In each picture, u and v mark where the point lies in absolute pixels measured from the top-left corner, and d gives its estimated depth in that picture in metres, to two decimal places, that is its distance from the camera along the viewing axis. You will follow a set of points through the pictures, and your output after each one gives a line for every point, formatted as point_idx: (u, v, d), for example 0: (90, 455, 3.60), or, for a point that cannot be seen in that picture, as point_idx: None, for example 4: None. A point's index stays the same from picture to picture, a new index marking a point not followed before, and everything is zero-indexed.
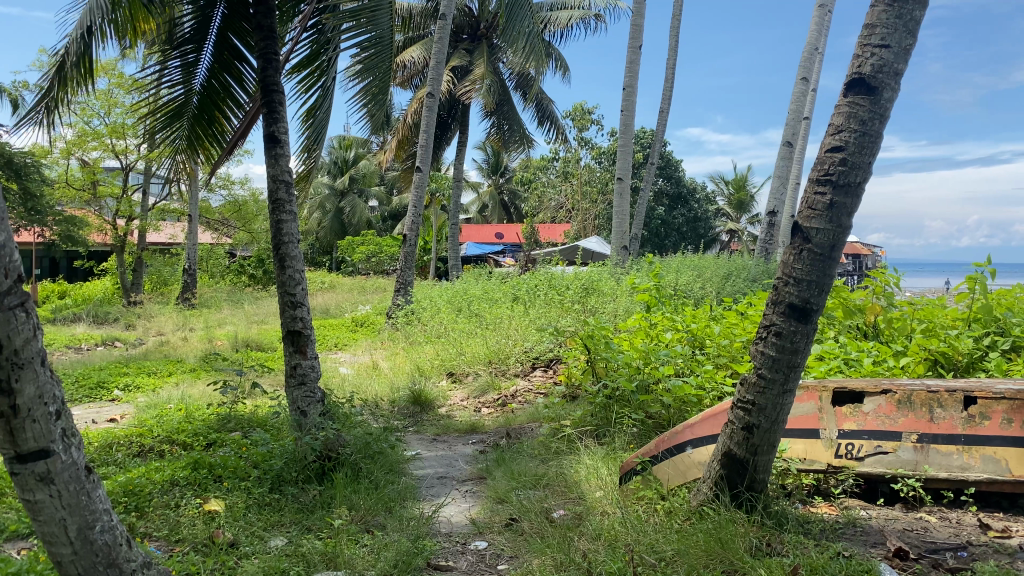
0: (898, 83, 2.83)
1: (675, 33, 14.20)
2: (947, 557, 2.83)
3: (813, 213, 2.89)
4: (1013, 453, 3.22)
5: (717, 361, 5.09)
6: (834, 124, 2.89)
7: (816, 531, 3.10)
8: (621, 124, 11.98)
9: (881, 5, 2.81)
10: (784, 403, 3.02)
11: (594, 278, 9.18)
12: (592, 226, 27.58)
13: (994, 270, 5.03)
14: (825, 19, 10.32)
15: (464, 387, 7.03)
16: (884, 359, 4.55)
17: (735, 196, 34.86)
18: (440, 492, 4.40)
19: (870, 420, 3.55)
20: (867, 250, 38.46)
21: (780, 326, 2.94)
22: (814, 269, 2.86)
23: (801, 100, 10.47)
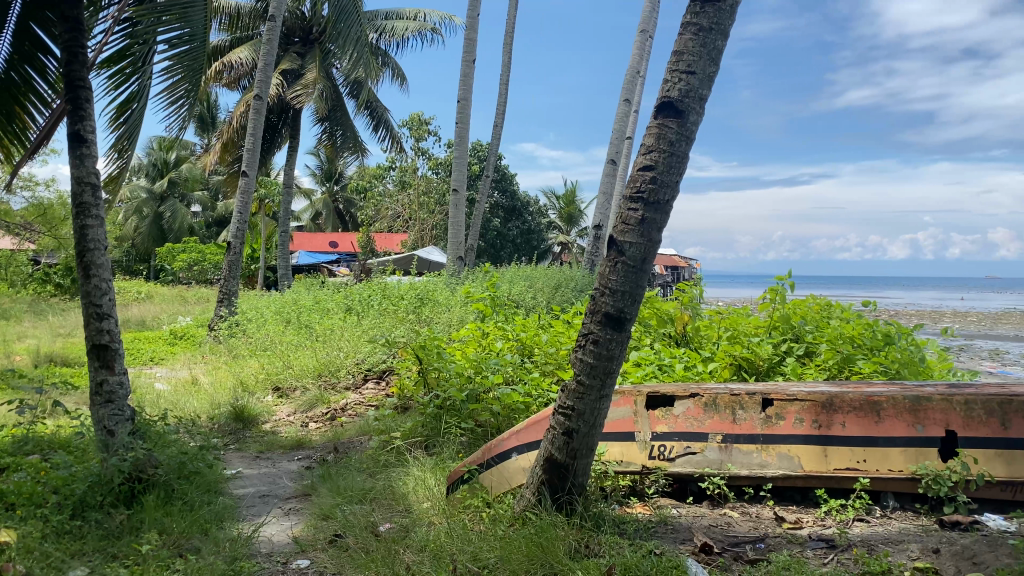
0: (702, 108, 3.04)
1: (509, 49, 14.49)
2: (747, 550, 3.04)
3: (627, 227, 3.03)
4: (804, 450, 3.52)
5: (544, 368, 5.25)
6: (645, 144, 3.05)
7: (631, 531, 3.24)
8: (455, 136, 12.07)
9: (688, 34, 3.01)
10: (601, 408, 3.14)
11: (428, 288, 9.18)
12: (428, 237, 27.56)
13: (790, 282, 5.55)
14: (647, 44, 10.89)
15: (291, 402, 6.81)
16: (694, 364, 4.84)
17: (566, 210, 36.03)
18: (261, 511, 4.24)
19: (680, 422, 3.76)
20: (685, 263, 40.94)
21: (596, 334, 3.06)
22: (627, 280, 3.00)
23: (624, 120, 10.98)
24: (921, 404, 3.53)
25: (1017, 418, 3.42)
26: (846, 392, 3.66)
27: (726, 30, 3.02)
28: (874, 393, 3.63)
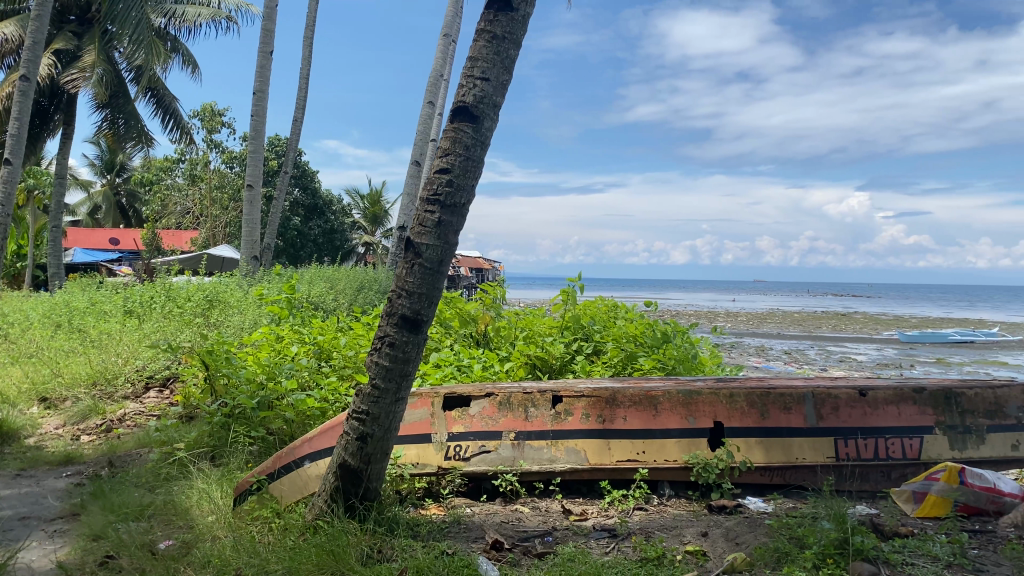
0: (495, 115, 3.10)
1: (310, 43, 14.10)
2: (536, 544, 3.14)
3: (423, 230, 3.02)
4: (591, 444, 3.69)
5: (341, 372, 5.16)
6: (441, 147, 3.06)
7: (424, 533, 3.25)
8: (251, 131, 11.56)
9: (482, 41, 3.06)
10: (396, 411, 3.12)
11: (219, 289, 8.72)
12: (222, 235, 26.21)
13: (582, 285, 5.78)
14: (449, 48, 10.99)
15: (60, 413, 6.21)
16: (491, 364, 4.93)
17: (369, 210, 35.61)
18: (20, 536, 3.83)
19: (475, 422, 3.81)
20: (488, 264, 41.77)
21: (392, 337, 3.03)
22: (424, 282, 3.00)
23: (428, 122, 11.00)
24: (693, 398, 3.81)
25: (774, 408, 3.80)
26: (628, 388, 3.89)
27: (519, 41, 3.12)
28: (653, 389, 3.87)
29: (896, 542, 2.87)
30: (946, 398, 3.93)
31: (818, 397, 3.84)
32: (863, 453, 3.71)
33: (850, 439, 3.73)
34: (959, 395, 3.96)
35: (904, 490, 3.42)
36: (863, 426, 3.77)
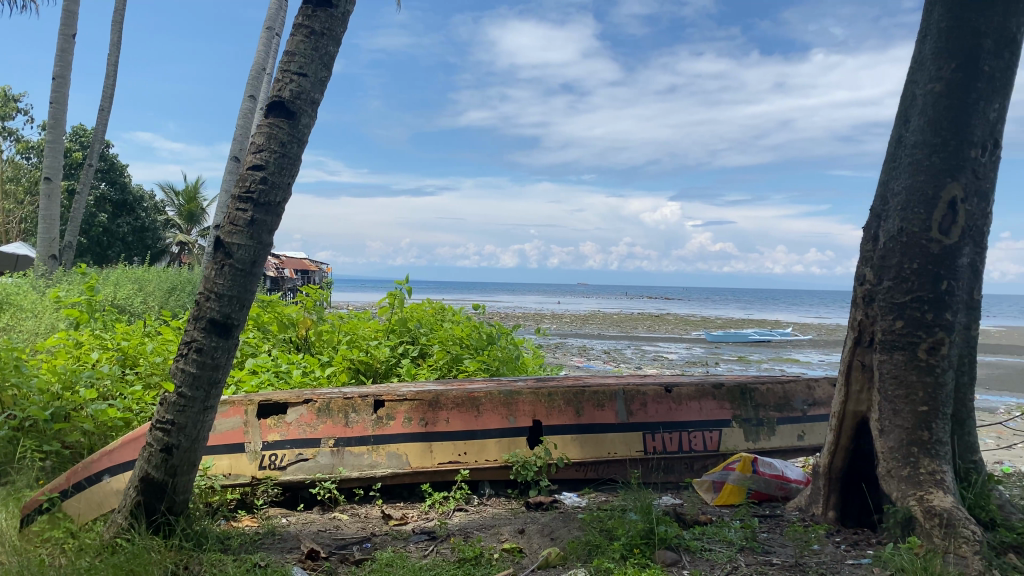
0: (313, 111, 3.03)
1: (119, 29, 13.17)
2: (354, 550, 3.08)
3: (233, 229, 2.87)
4: (412, 448, 3.68)
5: (148, 380, 4.87)
6: (255, 142, 2.93)
7: (236, 546, 3.10)
8: (49, 118, 10.63)
9: (299, 36, 2.98)
10: (204, 420, 2.98)
11: (8, 291, 7.94)
12: (16, 231, 23.91)
13: (409, 288, 5.74)
14: (273, 42, 10.63)
15: None
16: (312, 369, 4.81)
17: (186, 208, 33.73)
18: None
19: (293, 429, 3.70)
20: (315, 266, 40.72)
21: (200, 342, 2.87)
22: (235, 284, 2.88)
23: (249, 118, 10.57)
24: (513, 398, 3.88)
25: (588, 406, 3.94)
26: (449, 390, 3.90)
27: (338, 38, 3.07)
28: (474, 390, 3.91)
29: (696, 529, 3.06)
30: (741, 393, 4.26)
31: (628, 394, 4.02)
32: (668, 447, 3.95)
33: (657, 433, 3.95)
34: (753, 390, 4.29)
35: (705, 480, 3.65)
36: (669, 421, 4.01)
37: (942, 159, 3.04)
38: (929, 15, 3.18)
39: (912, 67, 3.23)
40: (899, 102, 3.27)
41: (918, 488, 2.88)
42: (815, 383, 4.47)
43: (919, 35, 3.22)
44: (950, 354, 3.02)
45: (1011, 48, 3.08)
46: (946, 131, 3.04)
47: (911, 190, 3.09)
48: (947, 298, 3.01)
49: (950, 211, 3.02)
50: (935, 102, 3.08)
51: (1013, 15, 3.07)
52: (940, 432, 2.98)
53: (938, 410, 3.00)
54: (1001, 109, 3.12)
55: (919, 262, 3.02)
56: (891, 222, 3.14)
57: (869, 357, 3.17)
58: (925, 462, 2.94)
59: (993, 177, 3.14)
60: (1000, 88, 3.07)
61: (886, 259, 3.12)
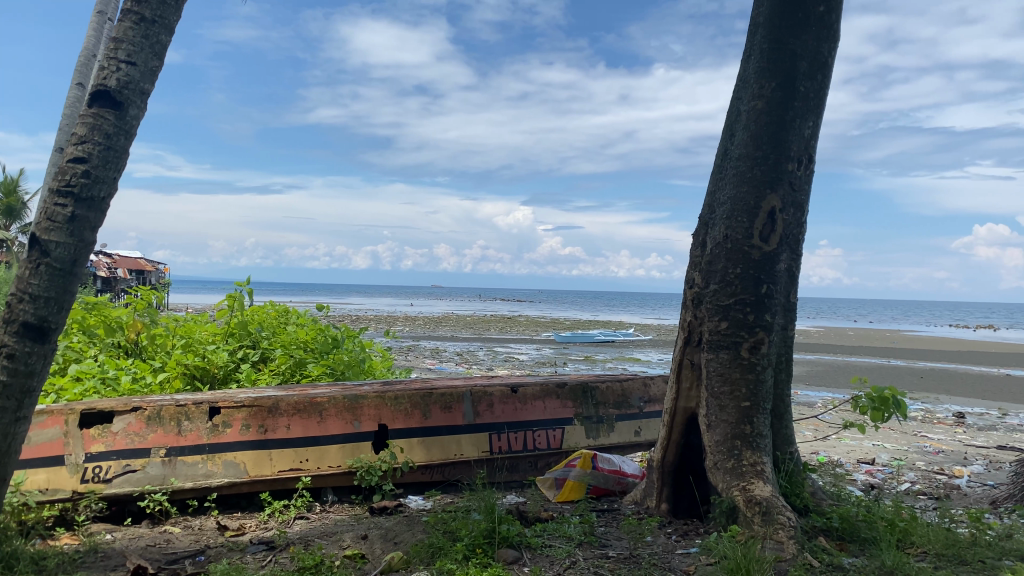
0: (141, 102, 2.87)
1: None
2: (186, 565, 2.94)
3: (51, 225, 2.66)
4: (250, 456, 3.55)
5: None
6: (75, 133, 2.73)
7: (53, 566, 2.83)
8: None
9: (127, 22, 2.81)
10: (14, 431, 2.75)
11: None
12: None
13: (250, 289, 5.51)
14: (104, 27, 9.94)
15: None
16: (142, 375, 4.54)
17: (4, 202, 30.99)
18: None
19: (119, 439, 3.44)
20: (151, 266, 38.48)
21: (11, 348, 2.65)
22: (53, 285, 2.67)
23: (76, 107, 9.83)
24: (357, 402, 3.81)
25: (434, 408, 3.93)
26: (289, 395, 3.76)
27: (170, 27, 2.94)
28: (316, 394, 3.80)
29: (537, 526, 3.13)
30: (583, 391, 4.39)
31: (475, 395, 4.04)
32: (514, 446, 4.03)
33: (502, 433, 4.02)
34: (594, 388, 4.44)
35: (547, 477, 3.73)
36: (513, 421, 4.08)
37: (763, 172, 3.26)
38: (753, 36, 3.40)
39: (737, 85, 3.44)
40: (726, 117, 3.49)
41: (741, 478, 3.07)
42: (651, 380, 4.68)
43: (744, 54, 3.44)
44: (768, 352, 3.25)
45: (823, 70, 3.35)
46: (766, 146, 3.27)
47: (735, 200, 3.29)
48: (766, 300, 3.23)
49: (769, 221, 3.25)
50: (756, 118, 3.30)
51: (824, 40, 3.34)
52: (760, 426, 3.20)
53: (759, 405, 3.22)
54: (814, 126, 3.39)
55: (742, 267, 3.23)
56: (718, 229, 3.33)
57: (697, 356, 3.35)
58: (748, 454, 3.14)
59: (806, 189, 3.40)
60: (814, 107, 3.33)
61: (713, 264, 3.31)
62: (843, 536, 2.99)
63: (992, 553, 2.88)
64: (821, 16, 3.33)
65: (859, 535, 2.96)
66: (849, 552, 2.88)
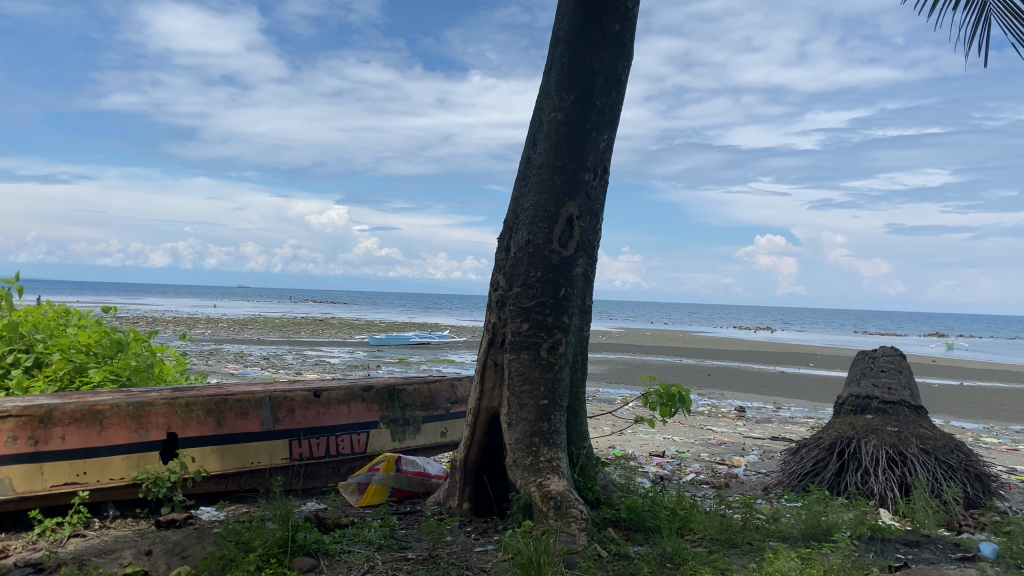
0: None
1: None
2: None
3: None
4: (17, 471, 3.22)
5: None
6: None
7: None
8: None
9: None
10: None
11: None
12: None
13: (20, 287, 5.06)
14: None
15: None
16: None
17: None
18: None
19: None
20: None
21: None
22: None
23: None
24: (144, 410, 3.53)
25: (230, 415, 3.74)
26: (66, 402, 3.40)
27: None
28: (97, 401, 3.47)
29: (336, 532, 3.07)
30: (389, 394, 4.36)
31: (275, 400, 3.89)
32: (315, 452, 3.96)
33: (302, 439, 3.92)
34: (400, 391, 4.41)
35: (350, 482, 3.66)
36: (315, 426, 3.98)
37: (562, 180, 3.39)
38: (554, 49, 3.54)
39: (539, 95, 3.57)
40: (529, 126, 3.60)
41: (538, 475, 3.17)
42: (458, 382, 4.72)
43: (546, 66, 3.57)
44: (566, 352, 3.39)
45: (618, 86, 3.54)
46: (566, 156, 3.41)
47: (537, 206, 3.40)
48: (564, 302, 3.37)
49: (567, 227, 3.38)
50: (557, 128, 3.43)
51: (619, 58, 3.53)
52: (557, 423, 3.33)
53: (556, 403, 3.35)
54: (609, 138, 3.57)
55: (542, 271, 3.34)
56: (520, 234, 3.42)
57: (500, 357, 3.43)
58: (545, 450, 3.25)
59: (601, 199, 3.58)
60: (609, 121, 3.51)
61: (515, 267, 3.40)
62: (630, 527, 3.17)
63: (759, 535, 3.16)
64: (616, 35, 3.52)
65: (644, 525, 3.15)
66: (635, 541, 3.06)
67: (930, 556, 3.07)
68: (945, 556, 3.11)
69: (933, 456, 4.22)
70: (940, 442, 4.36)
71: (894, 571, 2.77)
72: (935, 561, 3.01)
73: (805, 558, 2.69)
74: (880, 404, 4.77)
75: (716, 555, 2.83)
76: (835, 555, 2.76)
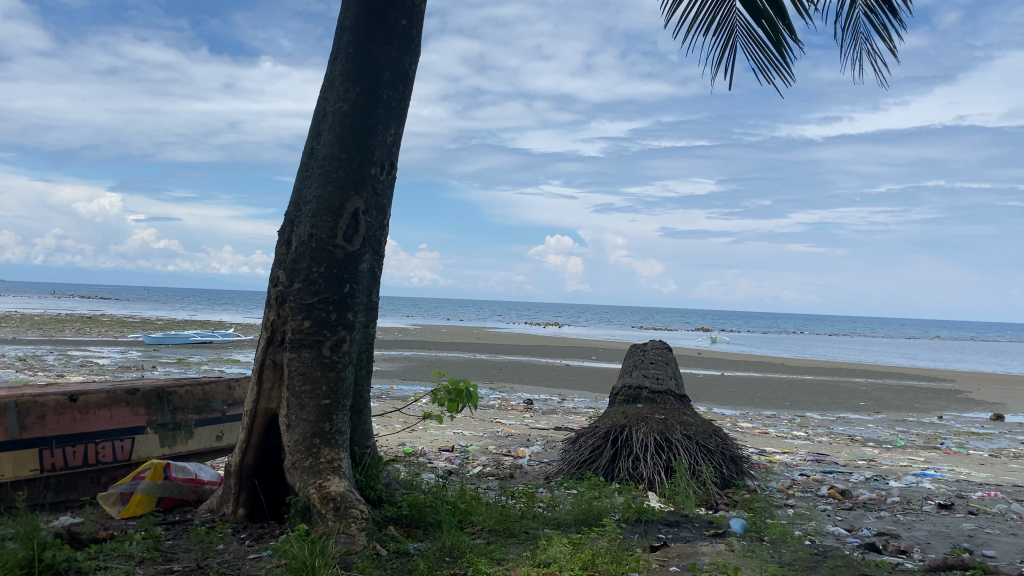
0: None
1: None
2: None
3: None
4: None
5: None
6: None
7: None
8: None
9: None
10: None
11: None
12: None
13: None
14: None
15: None
16: None
17: None
18: None
19: None
20: None
21: None
22: None
23: None
24: None
25: None
26: None
27: None
28: None
29: (91, 548, 2.82)
30: (157, 397, 4.08)
31: (22, 406, 3.50)
32: (70, 461, 3.64)
33: (54, 449, 3.58)
34: (170, 393, 4.15)
35: (110, 493, 3.37)
36: (70, 434, 3.65)
37: (347, 173, 3.33)
38: (339, 39, 3.45)
39: (323, 85, 3.47)
40: (312, 116, 3.49)
41: (317, 476, 3.09)
42: (235, 384, 4.51)
43: (331, 55, 3.47)
44: (349, 350, 3.33)
45: (404, 81, 3.52)
46: (350, 148, 3.34)
47: (320, 199, 3.31)
48: (349, 299, 3.31)
49: (352, 222, 3.32)
50: (341, 120, 3.35)
51: (405, 54, 3.52)
52: (339, 423, 3.27)
53: (338, 402, 3.28)
54: (395, 133, 3.54)
55: (326, 267, 3.25)
56: (302, 227, 3.31)
57: (280, 356, 3.30)
58: (325, 451, 3.18)
59: (387, 193, 3.55)
60: (395, 116, 3.49)
61: (297, 262, 3.28)
62: (411, 523, 3.18)
63: (536, 524, 3.28)
64: (402, 30, 3.51)
65: (425, 521, 3.18)
66: (415, 537, 3.08)
67: (687, 534, 3.34)
68: (701, 533, 3.39)
69: (694, 441, 4.59)
70: (700, 428, 4.76)
71: (654, 550, 2.97)
72: (691, 538, 3.27)
73: (575, 543, 2.82)
74: (650, 394, 5.12)
75: (492, 547, 2.90)
76: (602, 539, 2.92)
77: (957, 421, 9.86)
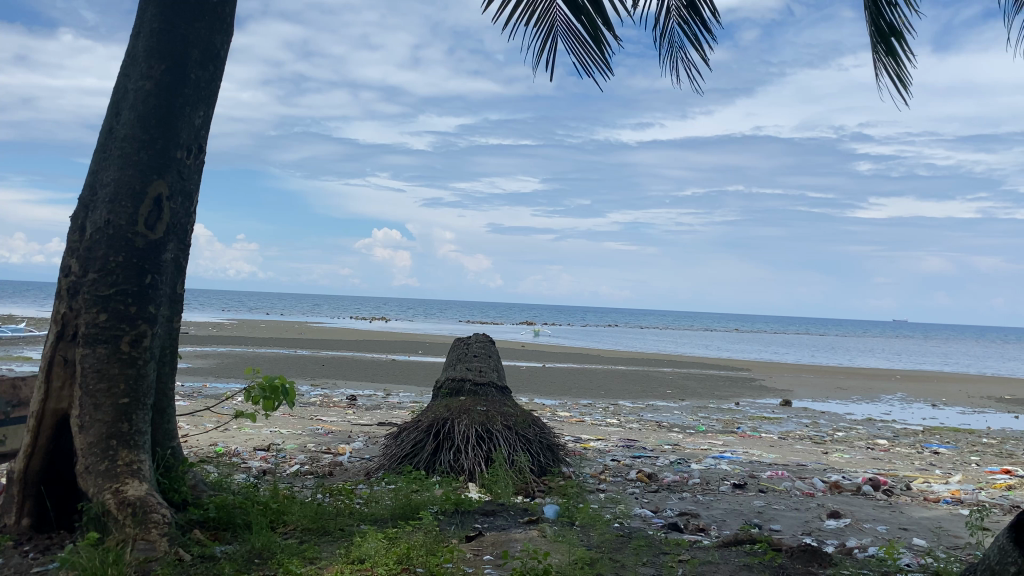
0: None
1: None
2: None
3: None
4: None
5: None
6: None
7: None
8: None
9: None
10: None
11: None
12: None
13: None
14: None
15: None
16: None
17: None
18: None
19: None
20: None
21: None
22: None
23: None
24: None
25: None
26: None
27: None
28: None
29: None
30: None
31: None
32: None
33: None
34: None
35: None
36: None
37: (149, 156, 3.13)
38: (143, 13, 3.24)
39: (124, 61, 3.24)
40: (112, 94, 3.25)
41: (113, 480, 2.89)
42: (21, 383, 4.10)
43: (133, 30, 3.25)
44: (151, 345, 3.14)
45: (215, 62, 3.36)
46: (154, 130, 3.14)
47: (119, 183, 3.09)
48: (150, 291, 3.12)
49: (154, 208, 3.13)
50: (143, 99, 3.14)
51: (216, 33, 3.36)
52: (139, 423, 3.07)
53: (138, 401, 3.09)
54: (204, 116, 3.37)
55: (124, 256, 3.05)
56: (98, 213, 3.08)
57: (71, 351, 3.05)
58: (123, 454, 2.98)
59: (195, 179, 3.37)
60: (204, 97, 3.32)
61: (92, 250, 3.05)
62: (218, 526, 3.05)
63: (351, 520, 3.24)
64: (213, 7, 3.35)
65: (233, 523, 3.06)
66: (223, 540, 2.96)
67: (502, 523, 3.42)
68: (515, 521, 3.48)
69: (513, 432, 4.70)
70: (520, 418, 4.88)
71: (469, 540, 3.02)
72: (506, 526, 3.35)
73: (390, 538, 2.81)
74: (472, 386, 5.19)
75: (305, 545, 2.83)
76: (418, 532, 2.92)
77: (752, 406, 10.72)
